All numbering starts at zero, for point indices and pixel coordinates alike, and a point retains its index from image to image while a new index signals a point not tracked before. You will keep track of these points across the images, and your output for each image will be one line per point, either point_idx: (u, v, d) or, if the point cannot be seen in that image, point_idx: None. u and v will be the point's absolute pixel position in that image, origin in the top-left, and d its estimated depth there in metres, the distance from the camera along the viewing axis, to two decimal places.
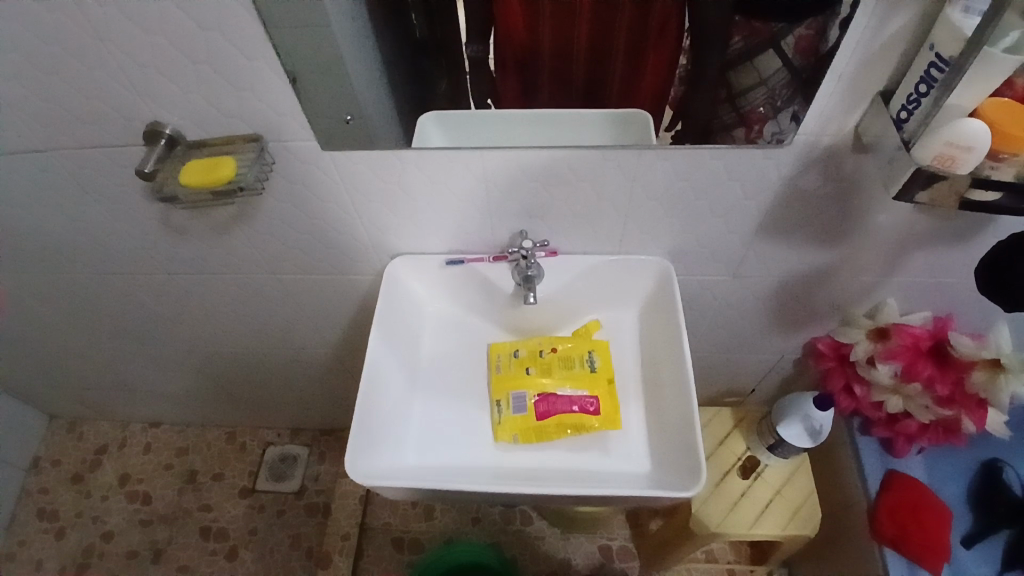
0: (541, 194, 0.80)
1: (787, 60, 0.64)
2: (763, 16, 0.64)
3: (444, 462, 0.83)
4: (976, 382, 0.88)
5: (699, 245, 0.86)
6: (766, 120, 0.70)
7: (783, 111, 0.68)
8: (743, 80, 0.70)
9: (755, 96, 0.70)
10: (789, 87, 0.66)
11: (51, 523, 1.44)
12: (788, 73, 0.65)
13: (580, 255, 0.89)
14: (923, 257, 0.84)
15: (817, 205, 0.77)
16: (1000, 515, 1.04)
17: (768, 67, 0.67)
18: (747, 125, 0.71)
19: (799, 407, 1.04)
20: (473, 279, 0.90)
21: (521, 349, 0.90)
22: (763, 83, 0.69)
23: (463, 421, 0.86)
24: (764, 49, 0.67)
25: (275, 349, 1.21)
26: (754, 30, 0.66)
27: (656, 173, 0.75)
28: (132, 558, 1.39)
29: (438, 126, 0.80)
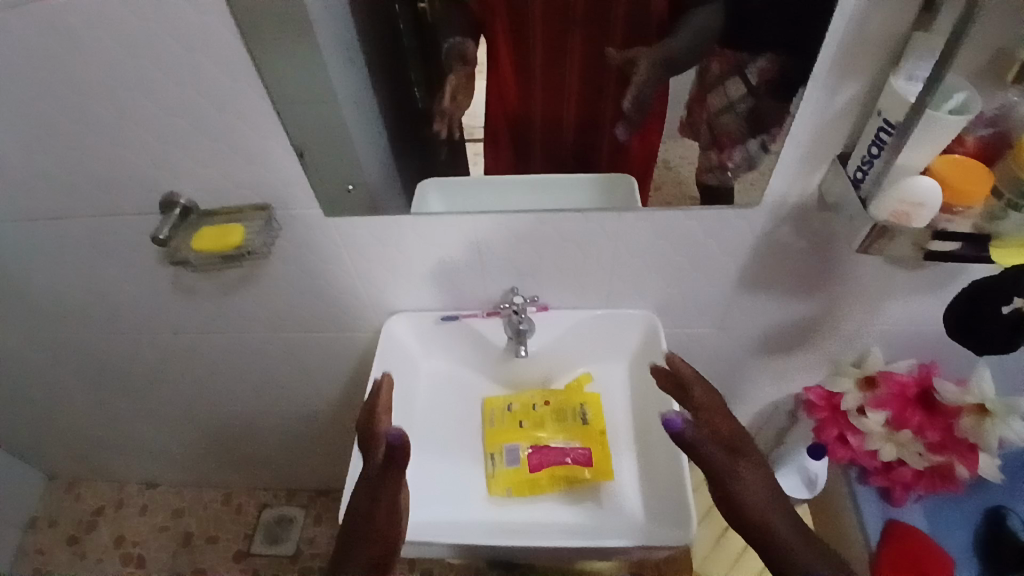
0: (530, 254, 0.85)
1: (751, 86, 0.71)
2: (734, 44, 0.71)
3: (440, 517, 0.83)
4: (963, 427, 0.89)
5: (684, 299, 0.90)
6: (736, 142, 0.75)
7: (750, 137, 0.73)
8: (716, 105, 0.77)
9: (725, 119, 0.76)
10: (756, 112, 0.71)
11: None
12: (754, 102, 0.71)
13: (569, 310, 0.93)
14: (900, 306, 0.88)
15: (792, 260, 0.81)
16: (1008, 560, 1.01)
17: (735, 92, 0.73)
18: (721, 147, 0.77)
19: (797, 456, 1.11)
20: (469, 336, 0.93)
21: (514, 402, 0.92)
22: (731, 107, 0.75)
23: (458, 475, 0.87)
24: (734, 75, 0.73)
25: (274, 407, 1.23)
26: (726, 58, 0.73)
27: (638, 233, 0.80)
28: None
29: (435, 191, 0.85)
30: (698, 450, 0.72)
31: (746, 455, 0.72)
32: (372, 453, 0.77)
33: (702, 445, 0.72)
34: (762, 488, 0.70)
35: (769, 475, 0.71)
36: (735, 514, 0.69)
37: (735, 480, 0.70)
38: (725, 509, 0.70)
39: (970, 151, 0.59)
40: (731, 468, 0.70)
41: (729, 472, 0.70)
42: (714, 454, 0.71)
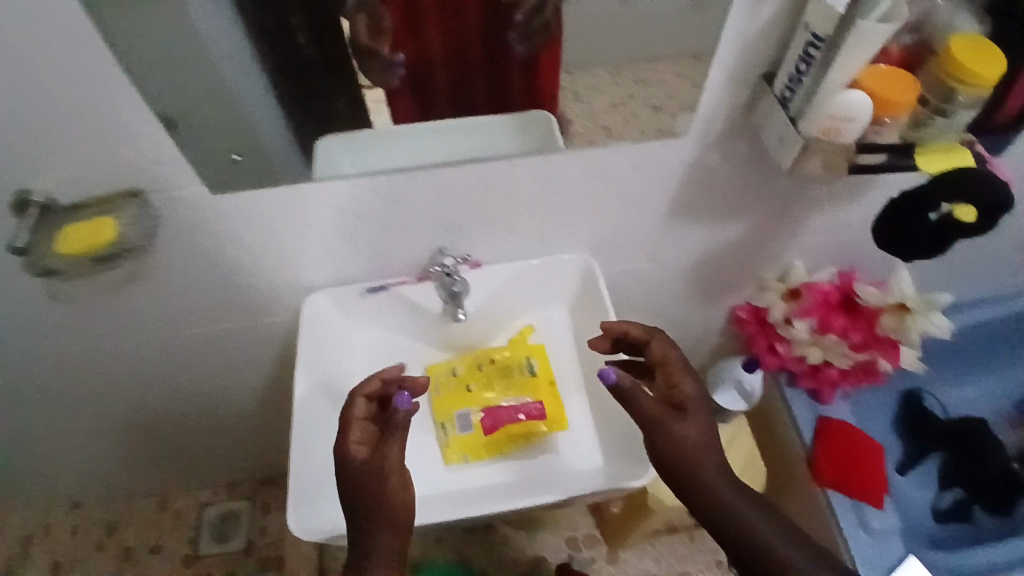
0: (454, 209, 0.78)
1: None
2: None
3: None
4: (885, 326, 0.94)
5: (617, 237, 0.87)
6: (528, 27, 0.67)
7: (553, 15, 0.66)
8: None
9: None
10: None
11: None
12: None
13: (501, 262, 0.88)
14: (821, 218, 0.89)
15: (721, 185, 0.80)
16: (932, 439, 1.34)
17: None
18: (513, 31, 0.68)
19: (733, 371, 1.13)
20: (398, 304, 0.87)
21: (458, 365, 0.88)
22: None
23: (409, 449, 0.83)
24: None
25: (196, 405, 1.13)
26: None
27: (564, 174, 0.76)
28: None
29: (335, 153, 0.73)
30: (635, 403, 0.68)
31: (684, 407, 0.69)
32: (348, 437, 0.70)
33: (639, 401, 0.68)
34: (702, 447, 0.67)
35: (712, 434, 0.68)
36: (668, 464, 0.67)
37: (671, 438, 0.67)
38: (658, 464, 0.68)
39: (894, 61, 0.58)
40: (668, 424, 0.67)
41: (662, 424, 0.67)
42: (650, 406, 0.68)
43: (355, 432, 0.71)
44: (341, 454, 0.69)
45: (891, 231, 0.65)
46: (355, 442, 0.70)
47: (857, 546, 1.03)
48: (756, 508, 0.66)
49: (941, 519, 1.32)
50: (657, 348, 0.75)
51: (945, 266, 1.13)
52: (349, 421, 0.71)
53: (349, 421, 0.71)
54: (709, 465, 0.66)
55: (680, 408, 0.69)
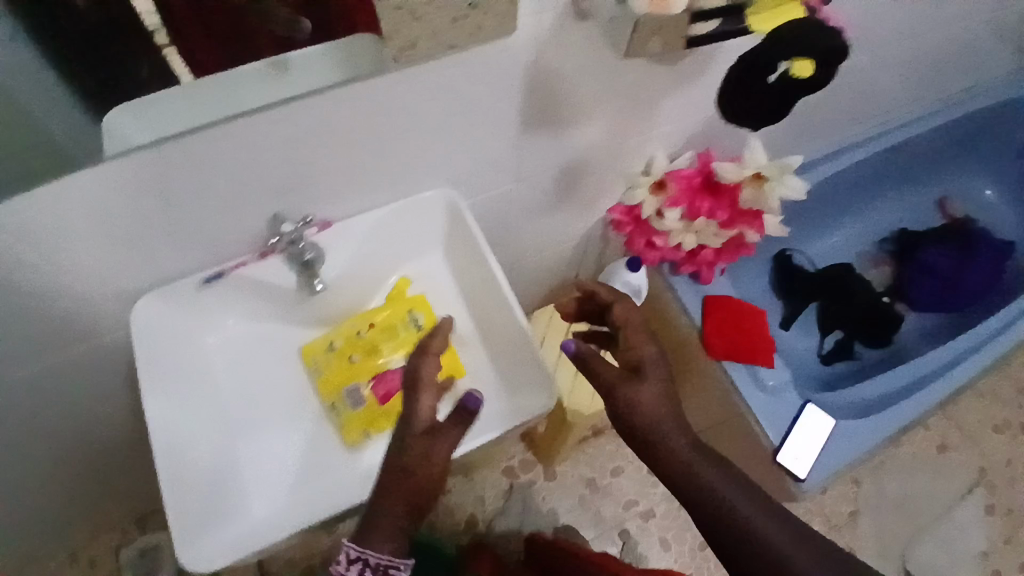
0: (280, 167, 0.68)
1: None
2: None
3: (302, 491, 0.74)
4: (748, 198, 0.95)
5: (475, 162, 0.81)
6: None
7: None
8: None
9: None
10: None
11: None
12: None
13: (354, 216, 0.78)
14: (672, 102, 0.87)
15: (568, 86, 0.75)
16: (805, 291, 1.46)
17: None
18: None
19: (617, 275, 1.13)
20: (249, 286, 0.77)
21: (335, 338, 0.79)
22: None
23: (302, 439, 0.76)
24: None
25: (58, 455, 0.98)
26: None
27: (394, 103, 0.67)
28: None
29: (125, 127, 0.60)
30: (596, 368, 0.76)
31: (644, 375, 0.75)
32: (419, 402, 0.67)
33: (595, 363, 0.75)
34: (657, 405, 0.73)
35: (669, 392, 0.74)
36: (627, 423, 0.74)
37: (632, 402, 0.73)
38: (622, 425, 0.74)
39: None
40: (629, 387, 0.73)
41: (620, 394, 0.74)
42: (610, 376, 0.75)
43: (422, 393, 0.68)
44: (411, 412, 0.66)
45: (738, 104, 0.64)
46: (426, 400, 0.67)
47: (760, 407, 1.11)
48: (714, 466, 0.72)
49: (826, 360, 1.45)
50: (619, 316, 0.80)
51: (790, 127, 1.17)
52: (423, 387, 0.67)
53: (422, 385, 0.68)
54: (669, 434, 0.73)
55: (638, 372, 0.75)
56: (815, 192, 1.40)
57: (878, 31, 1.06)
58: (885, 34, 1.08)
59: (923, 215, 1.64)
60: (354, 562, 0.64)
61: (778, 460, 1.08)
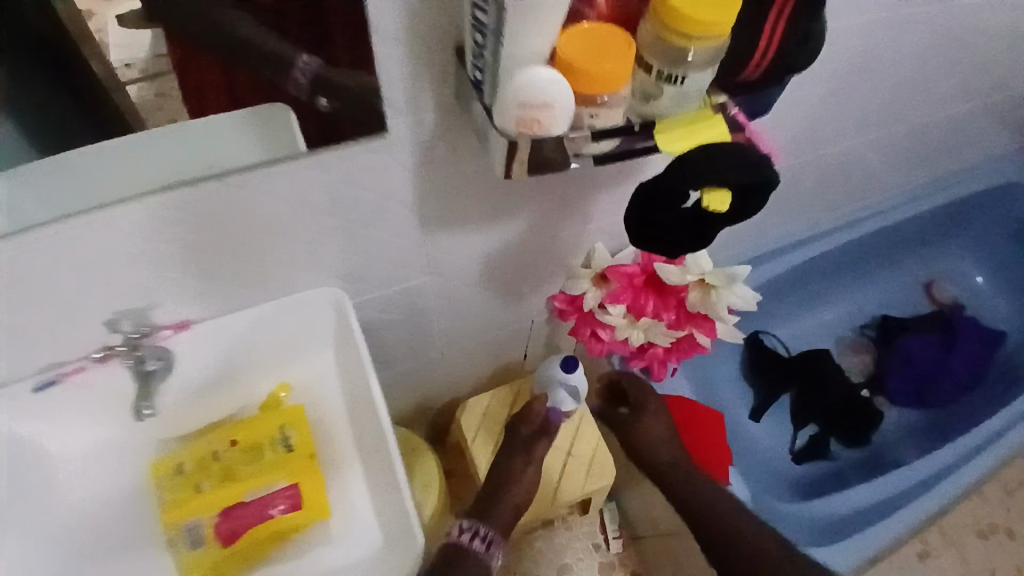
0: (122, 266, 0.57)
1: None
2: None
3: None
4: (694, 301, 0.85)
5: (373, 263, 0.70)
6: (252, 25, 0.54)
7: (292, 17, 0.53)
8: None
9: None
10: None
11: None
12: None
13: (219, 316, 0.67)
14: (607, 197, 0.78)
15: (474, 183, 0.64)
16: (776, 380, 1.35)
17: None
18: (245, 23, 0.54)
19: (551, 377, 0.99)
20: (87, 395, 0.65)
21: (185, 458, 0.67)
22: None
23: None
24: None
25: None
26: None
27: (264, 198, 0.57)
28: None
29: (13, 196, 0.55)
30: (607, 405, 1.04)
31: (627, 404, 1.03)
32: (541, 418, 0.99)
33: None
34: None
35: None
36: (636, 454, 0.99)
37: None
38: None
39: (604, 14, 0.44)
40: None
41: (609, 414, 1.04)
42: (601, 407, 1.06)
43: None
44: None
45: (656, 234, 0.51)
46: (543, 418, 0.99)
47: None
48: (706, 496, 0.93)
49: (798, 460, 1.32)
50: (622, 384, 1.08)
51: (754, 213, 1.07)
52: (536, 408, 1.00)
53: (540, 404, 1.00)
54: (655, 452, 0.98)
55: None
56: (789, 274, 1.28)
57: (847, 117, 0.96)
58: (856, 120, 0.98)
59: (909, 298, 1.51)
60: None
61: None
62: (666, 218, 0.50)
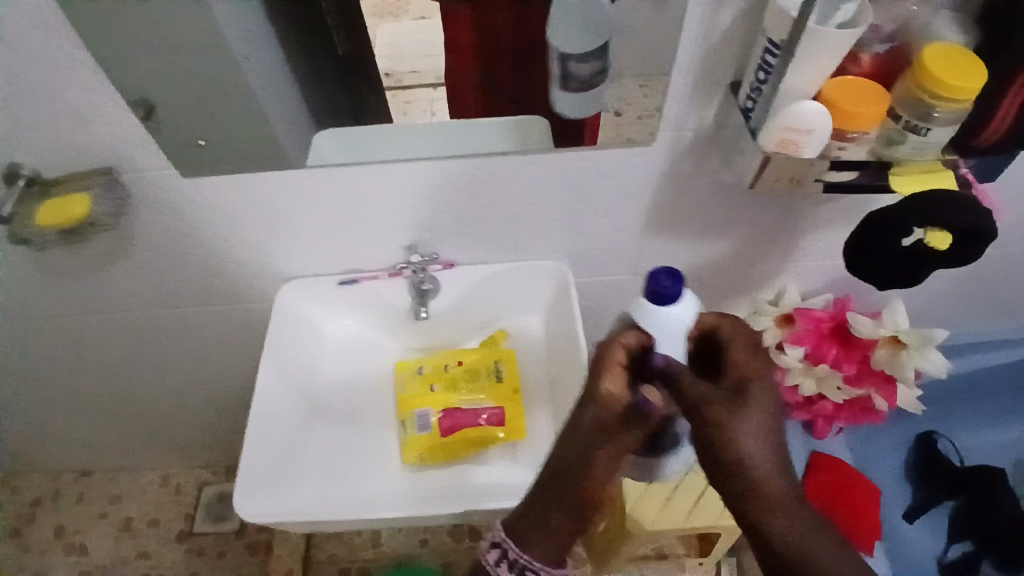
0: (431, 210, 0.78)
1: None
2: None
3: (350, 489, 0.80)
4: (880, 359, 0.89)
5: (594, 247, 0.85)
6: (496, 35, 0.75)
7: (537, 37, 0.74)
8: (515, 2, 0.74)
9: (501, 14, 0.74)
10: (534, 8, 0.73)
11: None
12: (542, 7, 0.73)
13: (474, 265, 0.86)
14: (812, 237, 0.86)
15: (699, 196, 0.77)
16: (945, 487, 1.26)
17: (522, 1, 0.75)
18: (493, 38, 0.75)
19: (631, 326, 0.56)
20: (368, 299, 0.87)
21: (425, 365, 0.86)
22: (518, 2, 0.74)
23: (365, 443, 0.84)
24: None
25: (206, 392, 1.22)
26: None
27: (541, 181, 0.74)
28: None
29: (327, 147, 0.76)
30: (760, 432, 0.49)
31: (753, 403, 0.49)
32: (599, 384, 0.54)
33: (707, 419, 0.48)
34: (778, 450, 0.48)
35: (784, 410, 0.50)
36: (713, 469, 0.48)
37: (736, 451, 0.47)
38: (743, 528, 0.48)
39: (867, 71, 0.55)
40: (734, 413, 0.48)
41: (717, 421, 0.47)
42: (707, 400, 0.49)
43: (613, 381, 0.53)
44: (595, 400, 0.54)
45: (869, 264, 0.61)
46: (613, 386, 0.53)
47: None
48: (834, 557, 0.46)
49: (945, 571, 1.21)
50: (735, 355, 0.53)
51: (957, 298, 1.06)
52: (607, 363, 0.54)
53: (607, 362, 0.54)
54: (782, 488, 0.47)
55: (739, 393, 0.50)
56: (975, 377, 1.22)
57: None
58: None
59: None
60: (495, 547, 0.60)
61: None
62: (885, 255, 0.59)
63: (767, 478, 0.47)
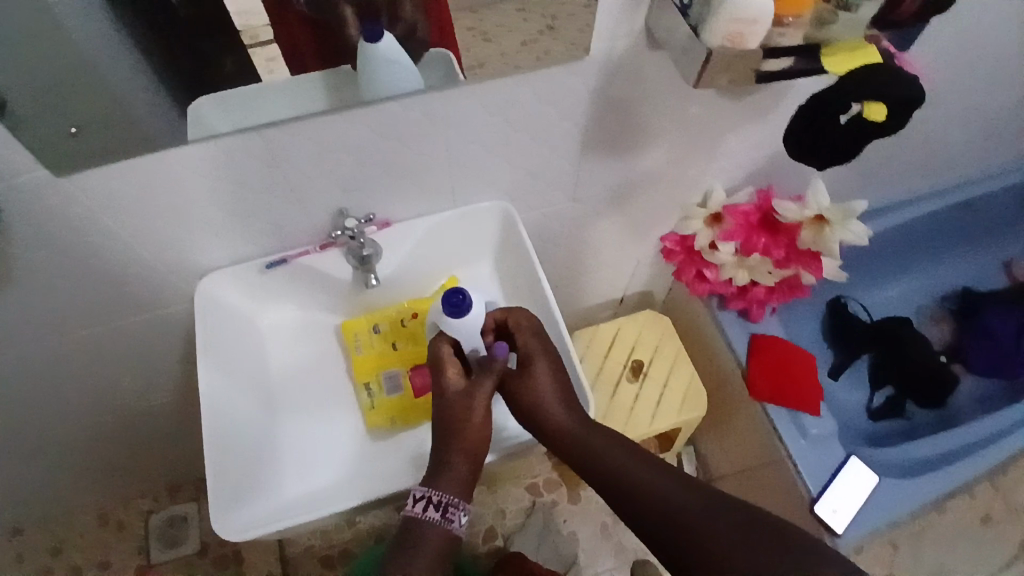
0: (359, 168, 0.71)
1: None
2: None
3: (332, 473, 0.75)
4: (805, 240, 0.96)
5: (535, 180, 0.82)
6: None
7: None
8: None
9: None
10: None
11: None
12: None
13: (413, 219, 0.80)
14: (736, 135, 0.88)
15: (632, 110, 0.76)
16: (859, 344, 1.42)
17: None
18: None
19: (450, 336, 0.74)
20: (304, 275, 0.80)
21: (380, 323, 0.81)
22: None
23: (334, 423, 0.78)
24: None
25: (131, 417, 1.10)
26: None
27: (475, 118, 0.70)
28: None
29: (209, 116, 0.63)
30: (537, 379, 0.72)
31: (536, 363, 0.73)
32: (444, 373, 0.70)
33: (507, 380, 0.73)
34: (557, 387, 0.73)
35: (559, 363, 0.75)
36: (522, 412, 0.72)
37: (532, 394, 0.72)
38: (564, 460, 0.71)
39: None
40: (525, 372, 0.72)
41: (519, 385, 0.72)
42: (505, 375, 0.73)
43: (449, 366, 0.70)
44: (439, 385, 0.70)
45: (809, 137, 0.64)
46: (453, 375, 0.70)
47: (797, 455, 1.10)
48: (606, 440, 0.70)
49: (874, 418, 1.39)
50: (521, 339, 0.74)
51: (855, 171, 1.15)
52: (443, 359, 0.70)
53: (444, 355, 0.70)
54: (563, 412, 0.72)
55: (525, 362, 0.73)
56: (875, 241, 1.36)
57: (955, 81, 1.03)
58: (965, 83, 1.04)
59: (989, 275, 1.55)
60: (419, 500, 0.66)
61: (813, 510, 1.07)
62: (823, 127, 0.62)
63: (557, 420, 0.71)
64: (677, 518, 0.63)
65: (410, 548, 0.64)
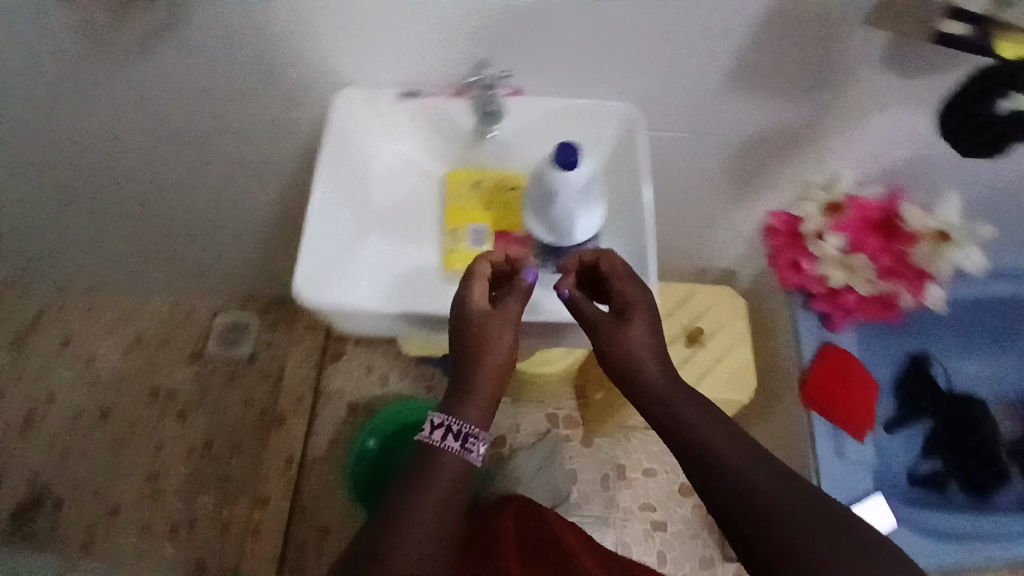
0: (508, 25, 0.75)
1: None
2: None
3: (401, 294, 0.81)
4: (921, 253, 0.94)
5: (666, 97, 0.84)
6: None
7: None
8: None
9: None
10: None
11: (40, 378, 1.65)
12: None
13: (542, 96, 0.84)
14: (877, 118, 0.86)
15: (780, 49, 0.76)
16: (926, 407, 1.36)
17: None
18: None
19: (543, 190, 0.73)
20: (428, 116, 0.85)
21: (484, 179, 0.85)
22: None
23: (413, 255, 0.83)
24: None
25: (239, 209, 1.23)
26: None
27: (630, 8, 0.72)
28: (98, 412, 1.61)
29: None
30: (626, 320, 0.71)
31: (634, 312, 0.71)
32: (470, 292, 0.71)
33: (585, 316, 0.72)
34: (647, 340, 0.70)
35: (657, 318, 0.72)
36: (613, 360, 0.70)
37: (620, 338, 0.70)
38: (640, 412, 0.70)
39: None
40: (615, 324, 0.70)
41: (608, 330, 0.70)
42: (597, 318, 0.71)
43: (476, 289, 0.71)
44: (462, 309, 0.71)
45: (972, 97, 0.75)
46: (479, 295, 0.71)
47: (826, 470, 1.09)
48: (699, 412, 0.67)
49: (913, 482, 1.33)
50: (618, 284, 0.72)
51: (990, 207, 1.08)
52: (475, 276, 0.71)
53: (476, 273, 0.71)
54: (653, 371, 0.69)
55: (623, 312, 0.72)
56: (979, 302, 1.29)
57: None
58: None
59: None
60: (438, 427, 0.66)
61: None
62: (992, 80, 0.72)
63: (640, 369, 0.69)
64: (769, 522, 0.60)
65: (426, 470, 0.63)
